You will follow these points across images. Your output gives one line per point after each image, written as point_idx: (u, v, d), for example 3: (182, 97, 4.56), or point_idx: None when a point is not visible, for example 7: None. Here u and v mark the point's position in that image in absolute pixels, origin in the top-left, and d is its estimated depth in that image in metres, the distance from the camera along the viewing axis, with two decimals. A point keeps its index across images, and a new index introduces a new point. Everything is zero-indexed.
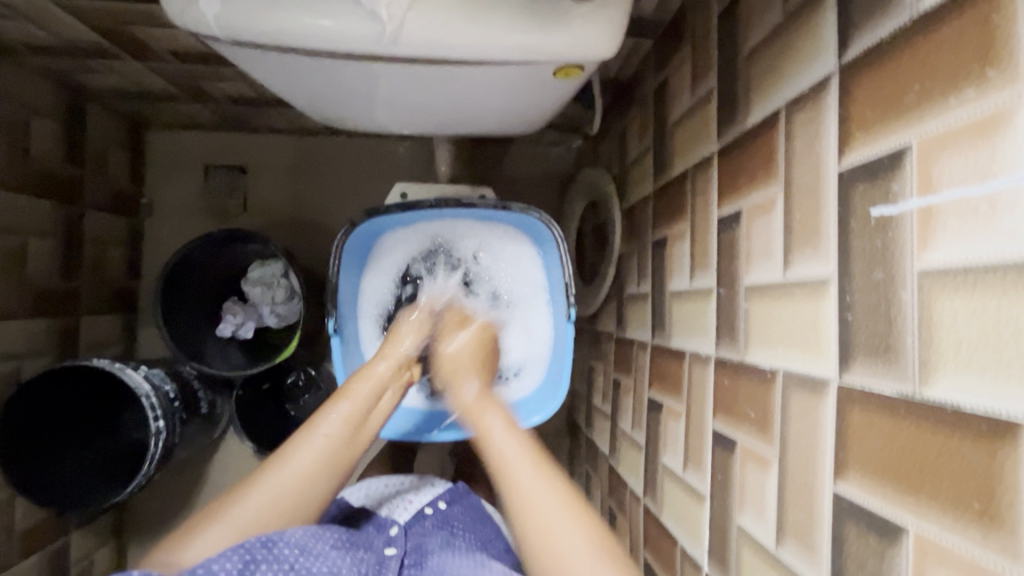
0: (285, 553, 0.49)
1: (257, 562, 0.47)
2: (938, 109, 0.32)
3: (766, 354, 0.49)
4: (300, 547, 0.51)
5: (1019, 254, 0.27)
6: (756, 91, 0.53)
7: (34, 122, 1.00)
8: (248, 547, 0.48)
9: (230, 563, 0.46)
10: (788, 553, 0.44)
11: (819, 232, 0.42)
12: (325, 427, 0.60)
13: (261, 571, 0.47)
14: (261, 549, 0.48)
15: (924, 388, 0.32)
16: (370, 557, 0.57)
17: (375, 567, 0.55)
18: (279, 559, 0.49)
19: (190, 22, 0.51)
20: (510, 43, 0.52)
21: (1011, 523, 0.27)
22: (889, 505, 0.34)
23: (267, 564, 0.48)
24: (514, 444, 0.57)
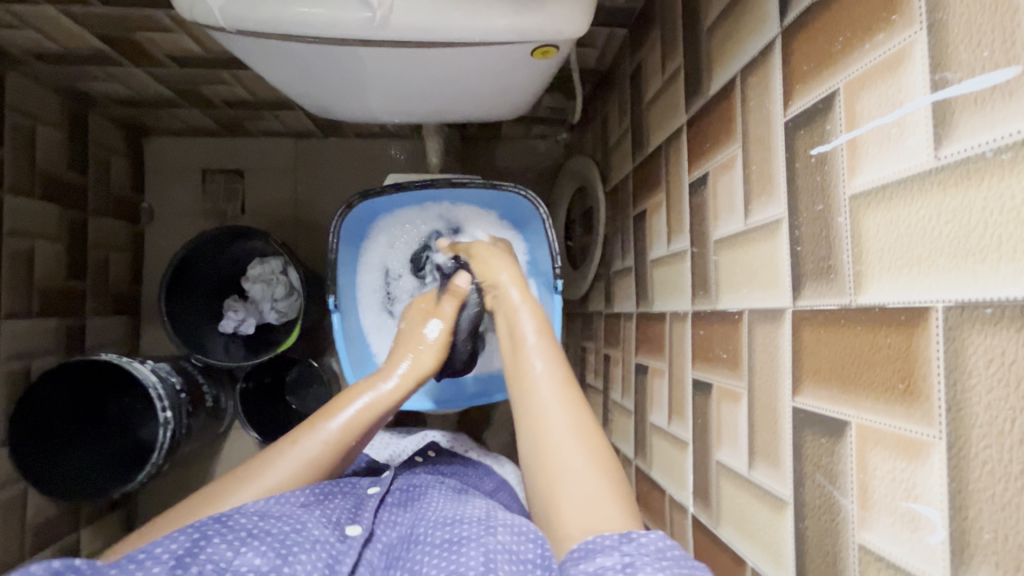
0: (243, 522, 0.51)
1: (207, 538, 0.48)
2: (858, 54, 0.37)
3: (734, 298, 0.54)
4: (259, 513, 0.52)
5: (921, 166, 0.32)
6: (716, 62, 0.58)
7: (39, 128, 1.04)
8: (198, 526, 0.49)
9: (175, 544, 0.47)
10: (757, 475, 0.48)
11: (771, 178, 0.47)
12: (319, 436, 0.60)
13: (214, 543, 0.48)
14: (212, 525, 0.50)
15: (858, 296, 0.36)
16: (346, 503, 0.61)
17: (348, 512, 0.59)
18: (233, 529, 0.50)
19: (196, 14, 0.55)
20: (490, 25, 0.57)
21: (926, 394, 0.31)
22: (835, 405, 0.38)
23: (218, 536, 0.48)
24: (553, 388, 0.56)
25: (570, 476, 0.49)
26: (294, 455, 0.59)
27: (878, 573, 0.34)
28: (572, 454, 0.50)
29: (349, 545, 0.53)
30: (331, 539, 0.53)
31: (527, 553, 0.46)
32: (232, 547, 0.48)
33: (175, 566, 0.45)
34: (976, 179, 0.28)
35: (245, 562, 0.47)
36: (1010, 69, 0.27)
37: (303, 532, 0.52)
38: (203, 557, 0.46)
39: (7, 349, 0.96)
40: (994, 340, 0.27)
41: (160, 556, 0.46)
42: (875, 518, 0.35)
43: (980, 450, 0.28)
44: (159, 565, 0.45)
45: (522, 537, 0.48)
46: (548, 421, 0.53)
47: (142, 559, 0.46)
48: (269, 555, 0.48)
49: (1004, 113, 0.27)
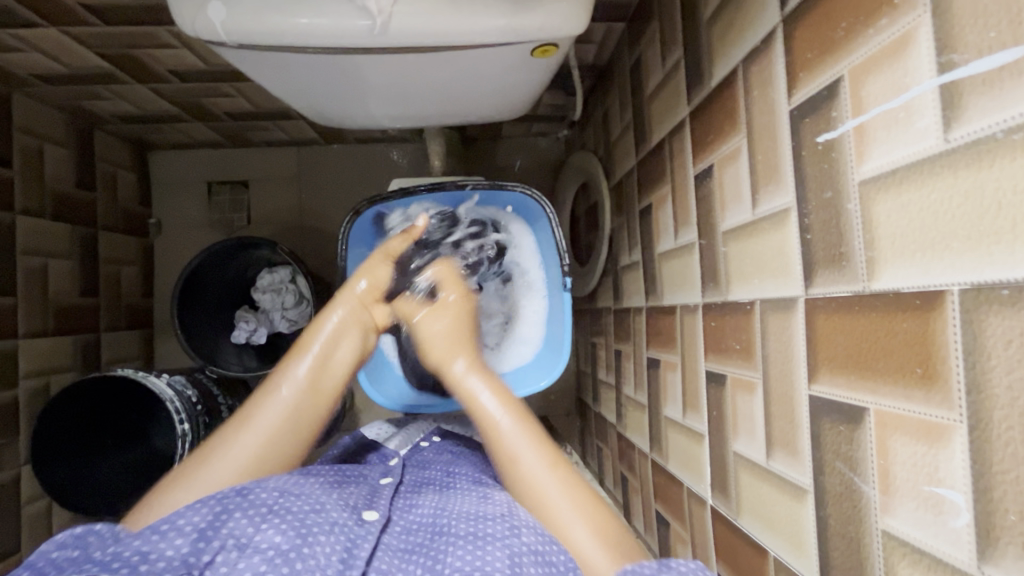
0: (262, 498, 0.51)
1: (230, 512, 0.49)
2: (862, 39, 0.37)
3: (745, 288, 0.54)
4: (279, 490, 0.53)
5: (930, 150, 0.32)
6: (717, 53, 0.58)
7: (47, 149, 1.05)
8: (220, 499, 0.51)
9: (197, 517, 0.48)
10: (776, 465, 0.48)
11: (778, 166, 0.47)
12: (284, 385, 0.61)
13: (235, 517, 0.49)
14: (234, 499, 0.51)
15: (872, 282, 0.36)
16: (360, 490, 0.61)
17: (364, 499, 0.59)
18: (255, 504, 0.50)
19: (199, 29, 0.56)
20: (489, 27, 0.57)
21: (944, 378, 0.31)
22: (852, 392, 0.38)
23: (239, 511, 0.50)
24: (520, 435, 0.60)
25: (567, 518, 0.54)
26: (274, 404, 0.60)
27: (902, 558, 0.34)
28: (568, 515, 0.54)
29: (366, 529, 0.52)
30: (347, 523, 0.52)
31: (553, 555, 0.48)
32: (253, 523, 0.49)
33: (198, 539, 0.47)
34: (987, 161, 0.28)
35: (264, 539, 0.47)
36: (1019, 49, 0.27)
37: (323, 514, 0.52)
38: (225, 532, 0.48)
39: (25, 367, 0.98)
40: (1012, 321, 0.27)
41: (182, 529, 0.48)
42: (898, 504, 0.35)
43: (1002, 432, 0.28)
44: (182, 536, 0.47)
45: (546, 538, 0.50)
46: (547, 497, 0.56)
47: (165, 531, 0.48)
48: (289, 534, 0.48)
49: (1013, 93, 0.27)
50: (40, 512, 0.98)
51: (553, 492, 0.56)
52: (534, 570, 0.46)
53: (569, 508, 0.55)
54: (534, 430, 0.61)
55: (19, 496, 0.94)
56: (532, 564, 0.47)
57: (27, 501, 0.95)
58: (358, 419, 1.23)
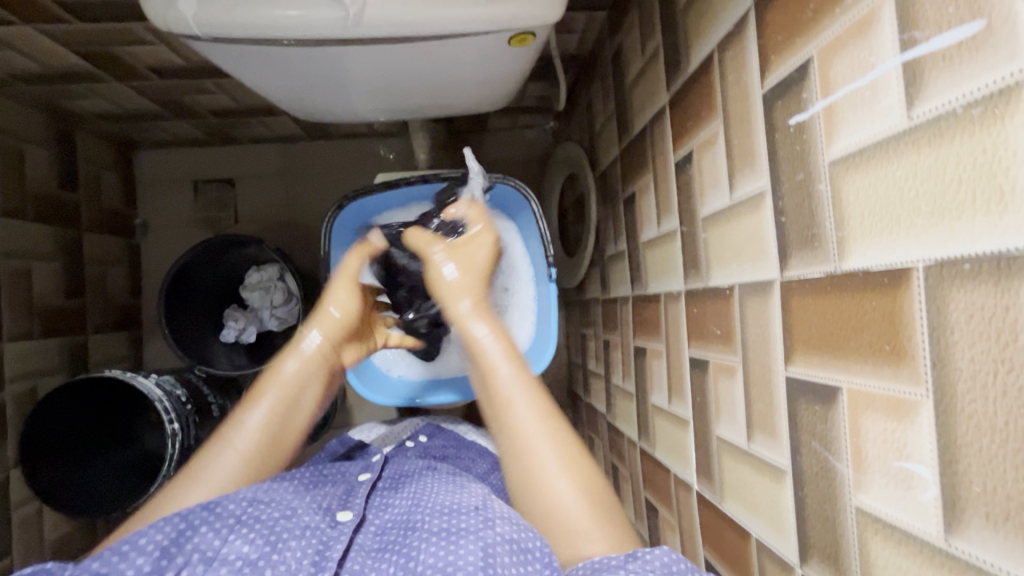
0: (231, 509, 0.52)
1: (196, 526, 0.50)
2: (830, 20, 0.37)
3: (724, 273, 0.54)
4: (249, 500, 0.53)
5: (894, 128, 0.32)
6: (694, 38, 0.58)
7: (27, 149, 1.04)
8: (185, 515, 0.50)
9: (160, 535, 0.48)
10: (757, 447, 0.48)
11: (754, 150, 0.47)
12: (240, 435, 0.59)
13: (200, 533, 0.50)
14: (199, 513, 0.50)
15: (843, 261, 0.36)
16: (337, 490, 0.62)
17: (339, 500, 0.60)
18: (221, 516, 0.51)
19: (170, 22, 0.55)
20: (464, 16, 0.57)
21: (911, 353, 0.31)
22: (826, 372, 0.38)
23: (205, 526, 0.50)
24: (531, 414, 0.56)
25: (546, 466, 0.54)
26: (225, 452, 0.58)
27: (876, 534, 0.35)
28: (554, 466, 0.53)
29: (339, 530, 0.53)
30: (320, 525, 0.54)
31: (527, 542, 0.47)
32: (220, 535, 0.50)
33: (160, 557, 0.48)
34: (949, 136, 0.28)
35: (233, 551, 0.49)
36: (976, 23, 0.27)
37: (294, 518, 0.53)
38: (190, 547, 0.49)
39: (12, 370, 0.97)
40: (974, 295, 0.28)
41: (144, 548, 0.47)
42: (871, 481, 0.35)
43: (967, 405, 0.28)
44: (144, 556, 0.47)
45: (521, 527, 0.49)
46: (536, 451, 0.54)
47: (126, 551, 0.47)
48: (257, 543, 0.49)
49: (973, 68, 0.27)
50: (30, 515, 0.98)
51: (541, 443, 0.55)
52: (507, 561, 0.45)
53: (552, 458, 0.54)
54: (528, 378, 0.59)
55: (9, 499, 0.94)
56: (506, 552, 0.46)
57: (17, 505, 0.95)
58: (350, 415, 1.23)
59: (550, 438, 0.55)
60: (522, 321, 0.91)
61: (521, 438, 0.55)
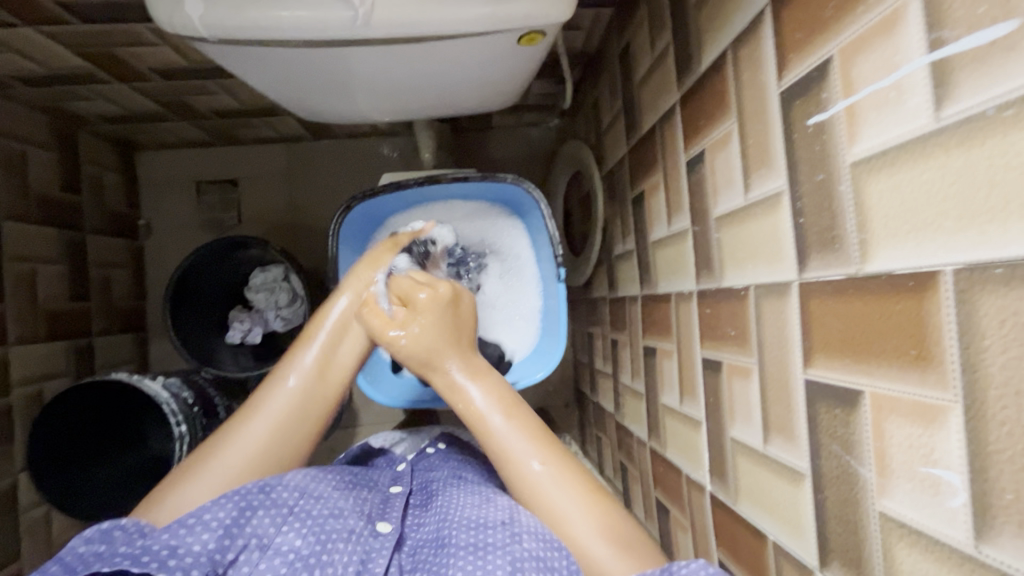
0: (283, 497, 0.53)
1: (253, 508, 0.51)
2: (852, 19, 0.36)
3: (738, 274, 0.53)
4: (299, 490, 0.55)
5: (922, 129, 0.31)
6: (706, 36, 0.57)
7: (31, 153, 1.04)
8: (244, 493, 0.52)
9: (222, 513, 0.50)
10: (774, 450, 0.48)
11: (769, 149, 0.46)
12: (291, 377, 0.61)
13: (258, 516, 0.51)
14: (256, 495, 0.52)
15: (865, 264, 0.36)
16: (373, 497, 0.60)
17: (378, 508, 0.59)
18: (277, 503, 0.52)
19: (178, 25, 0.54)
20: (473, 16, 0.56)
21: (938, 357, 0.31)
22: (846, 375, 0.38)
23: (263, 510, 0.51)
24: (523, 443, 0.56)
25: (569, 514, 0.52)
26: (280, 394, 0.60)
27: (900, 540, 0.34)
28: (576, 513, 0.52)
29: (381, 543, 0.53)
30: (363, 532, 0.53)
31: (554, 561, 0.47)
32: (274, 523, 0.51)
33: (223, 535, 0.49)
34: (979, 138, 0.28)
35: (285, 543, 0.50)
36: (1010, 23, 0.26)
37: (340, 520, 0.53)
38: (248, 531, 0.50)
39: (18, 374, 0.97)
40: (1005, 299, 0.27)
41: (208, 524, 0.49)
42: (895, 485, 0.35)
43: (997, 410, 0.28)
44: (208, 532, 0.48)
45: (548, 544, 0.49)
46: (557, 505, 0.53)
47: (191, 525, 0.48)
48: (308, 539, 0.50)
49: (1007, 69, 0.26)
50: (40, 518, 0.98)
51: (561, 498, 0.53)
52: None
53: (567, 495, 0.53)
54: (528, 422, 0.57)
55: (18, 502, 0.94)
56: (534, 570, 0.46)
57: (25, 509, 0.95)
58: (357, 416, 1.22)
59: (564, 486, 0.53)
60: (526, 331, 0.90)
61: (528, 480, 0.54)
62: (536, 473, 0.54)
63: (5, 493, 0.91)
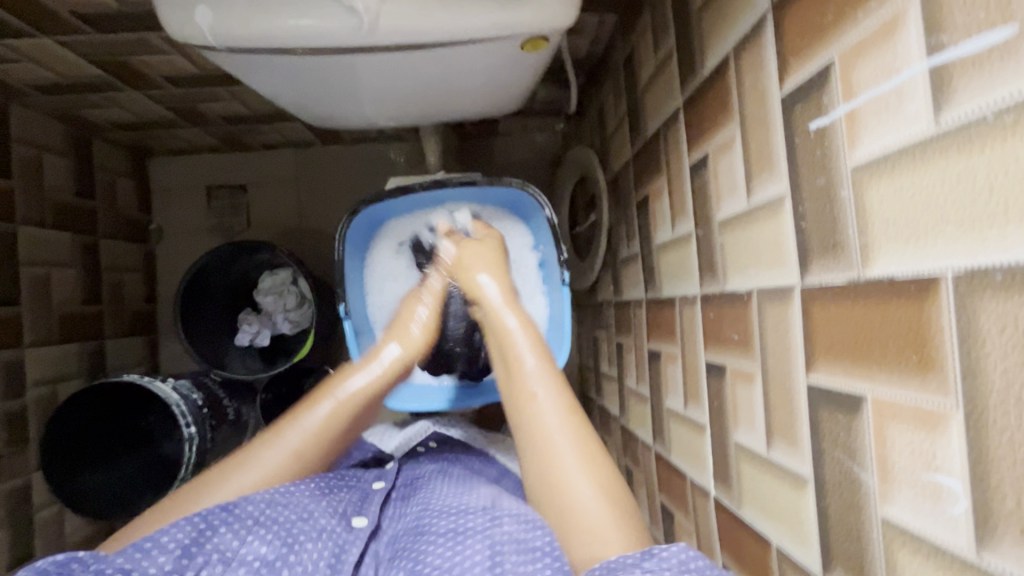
0: (249, 511, 0.53)
1: (214, 527, 0.51)
2: (853, 24, 0.36)
3: (742, 278, 0.53)
4: (266, 501, 0.54)
5: (922, 134, 0.31)
6: (709, 42, 0.57)
7: (46, 159, 1.06)
8: (205, 514, 0.51)
9: (179, 534, 0.50)
10: (778, 455, 0.48)
11: (772, 155, 0.46)
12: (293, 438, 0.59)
13: (221, 533, 0.51)
14: (219, 514, 0.52)
15: (867, 269, 0.36)
16: (352, 496, 0.62)
17: (355, 505, 0.61)
18: (241, 518, 0.52)
19: (188, 34, 0.56)
20: (477, 23, 0.57)
21: (939, 363, 0.31)
22: (849, 381, 0.38)
23: (225, 526, 0.52)
24: (556, 412, 0.55)
25: (567, 466, 0.52)
26: (279, 447, 0.59)
27: (902, 547, 0.34)
28: (576, 471, 0.51)
29: (355, 536, 0.56)
30: (336, 530, 0.56)
31: (534, 541, 0.48)
32: (238, 536, 0.52)
33: (181, 555, 0.49)
34: (979, 144, 0.28)
35: (251, 552, 0.51)
36: (1008, 28, 0.26)
37: (310, 521, 0.55)
38: (209, 547, 0.50)
39: (32, 376, 0.99)
40: (1005, 305, 0.27)
41: (165, 546, 0.49)
42: (897, 491, 0.34)
43: (997, 417, 0.28)
44: (165, 554, 0.48)
45: (528, 525, 0.50)
46: (557, 448, 0.53)
47: (148, 549, 0.48)
48: (275, 544, 0.51)
49: (1005, 74, 0.26)
50: (51, 518, 0.99)
51: (565, 444, 0.53)
52: (515, 560, 0.45)
53: (578, 463, 0.52)
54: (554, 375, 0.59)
55: (30, 503, 0.95)
56: (514, 552, 0.47)
57: (39, 509, 0.97)
58: None
59: (575, 441, 0.53)
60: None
61: (543, 429, 0.55)
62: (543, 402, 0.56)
63: (18, 494, 0.93)
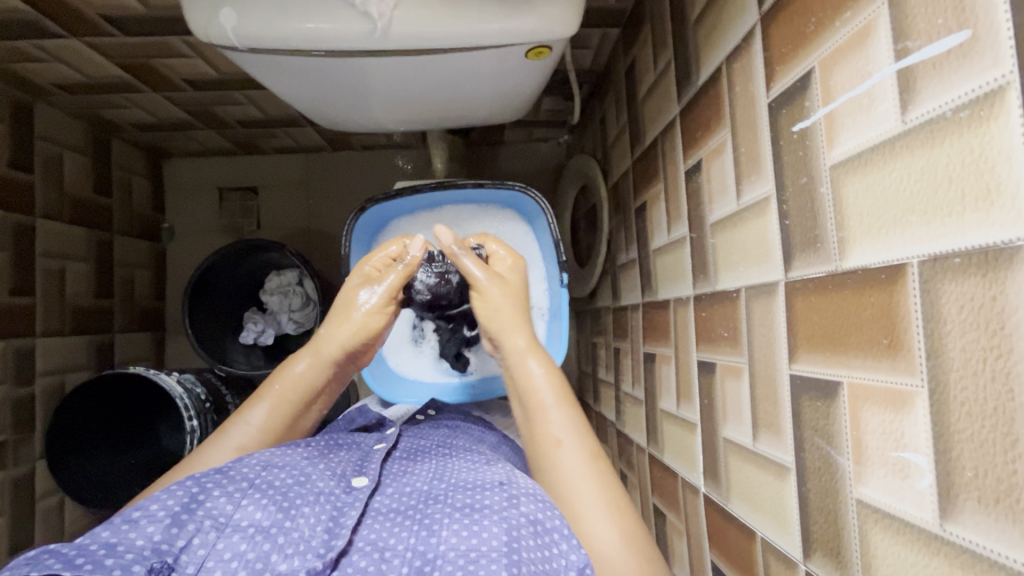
0: (245, 473, 0.54)
1: (207, 492, 0.50)
2: (831, 33, 0.39)
3: (731, 277, 0.55)
4: (263, 464, 0.55)
5: (891, 132, 0.33)
6: (703, 53, 0.60)
7: (66, 156, 1.10)
8: (197, 480, 0.51)
9: (171, 502, 0.48)
10: (764, 446, 0.49)
11: (760, 156, 0.49)
12: (256, 417, 0.62)
13: (212, 497, 0.50)
14: (212, 478, 0.52)
15: (843, 260, 0.38)
16: (351, 456, 0.62)
17: (354, 465, 0.60)
18: (237, 480, 0.52)
19: (212, 35, 0.59)
20: (485, 30, 0.60)
21: (907, 346, 0.33)
22: (827, 368, 0.40)
23: (218, 490, 0.51)
24: (578, 462, 0.56)
25: (585, 503, 0.52)
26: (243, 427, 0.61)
27: (876, 525, 0.35)
28: (592, 501, 0.52)
29: (354, 497, 0.54)
30: (334, 492, 0.54)
31: (551, 522, 0.48)
32: (232, 501, 0.50)
33: (171, 524, 0.47)
34: (939, 138, 0.30)
35: (245, 517, 0.49)
36: (962, 33, 0.29)
37: (306, 486, 0.54)
38: (202, 513, 0.49)
39: (41, 365, 1.01)
40: (964, 286, 0.29)
41: (155, 515, 0.47)
42: (870, 472, 0.36)
43: (958, 392, 0.29)
44: (154, 524, 0.47)
45: (543, 505, 0.50)
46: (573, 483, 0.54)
47: (137, 519, 0.47)
48: (270, 510, 0.50)
49: (961, 74, 0.29)
50: (52, 507, 1.01)
51: (583, 484, 0.54)
52: (532, 544, 0.46)
53: (587, 483, 0.54)
54: (572, 414, 0.60)
55: (33, 490, 0.97)
56: (529, 535, 0.47)
57: (40, 496, 0.98)
58: None
59: (594, 483, 0.54)
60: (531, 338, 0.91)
61: (564, 475, 0.55)
62: (564, 452, 0.57)
63: (22, 480, 0.94)
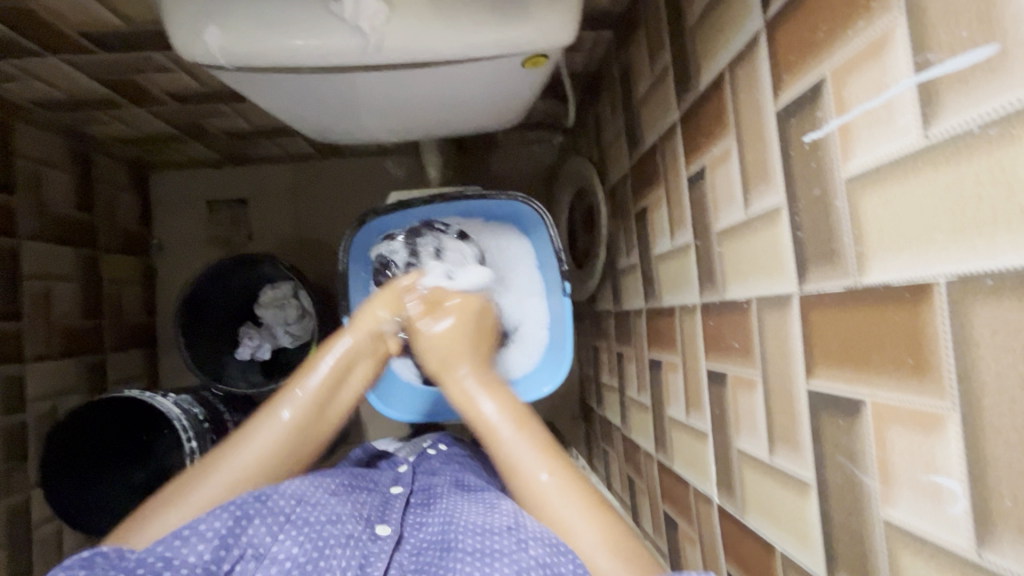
0: (280, 504, 0.53)
1: (249, 517, 0.51)
2: (843, 42, 0.37)
3: (741, 287, 0.54)
4: (297, 498, 0.54)
5: (916, 146, 0.32)
6: (704, 57, 0.59)
7: (48, 174, 1.07)
8: (240, 504, 0.51)
9: (218, 523, 0.49)
10: (781, 460, 0.48)
11: (768, 166, 0.47)
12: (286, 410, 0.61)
13: (254, 525, 0.50)
14: (253, 504, 0.51)
15: (863, 276, 0.37)
16: (373, 499, 0.60)
17: (376, 511, 0.59)
18: (274, 511, 0.52)
19: (196, 53, 0.57)
20: (478, 40, 0.59)
21: (936, 366, 0.32)
22: (849, 386, 0.39)
23: (259, 518, 0.51)
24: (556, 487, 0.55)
25: (573, 522, 0.53)
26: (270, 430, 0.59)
27: (905, 548, 0.35)
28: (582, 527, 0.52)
29: (379, 547, 0.53)
30: (361, 537, 0.53)
31: (562, 566, 0.47)
32: (270, 532, 0.51)
33: (219, 546, 0.48)
34: (967, 155, 0.29)
35: (281, 551, 0.49)
36: (989, 47, 0.28)
37: (338, 526, 0.53)
38: (244, 541, 0.50)
39: (32, 391, 0.99)
40: (997, 309, 0.28)
41: (204, 535, 0.48)
42: (898, 493, 0.35)
43: (993, 418, 0.29)
44: (204, 542, 0.48)
45: (555, 549, 0.48)
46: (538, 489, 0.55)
47: (187, 536, 0.48)
48: (304, 546, 0.50)
49: (989, 90, 0.28)
50: (50, 535, 0.98)
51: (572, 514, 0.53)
52: None
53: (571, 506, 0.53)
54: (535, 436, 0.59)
55: (30, 519, 0.94)
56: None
57: (38, 525, 0.96)
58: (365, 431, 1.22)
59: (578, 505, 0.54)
60: (532, 351, 0.91)
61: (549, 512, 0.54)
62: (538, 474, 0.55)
63: (17, 511, 0.92)
